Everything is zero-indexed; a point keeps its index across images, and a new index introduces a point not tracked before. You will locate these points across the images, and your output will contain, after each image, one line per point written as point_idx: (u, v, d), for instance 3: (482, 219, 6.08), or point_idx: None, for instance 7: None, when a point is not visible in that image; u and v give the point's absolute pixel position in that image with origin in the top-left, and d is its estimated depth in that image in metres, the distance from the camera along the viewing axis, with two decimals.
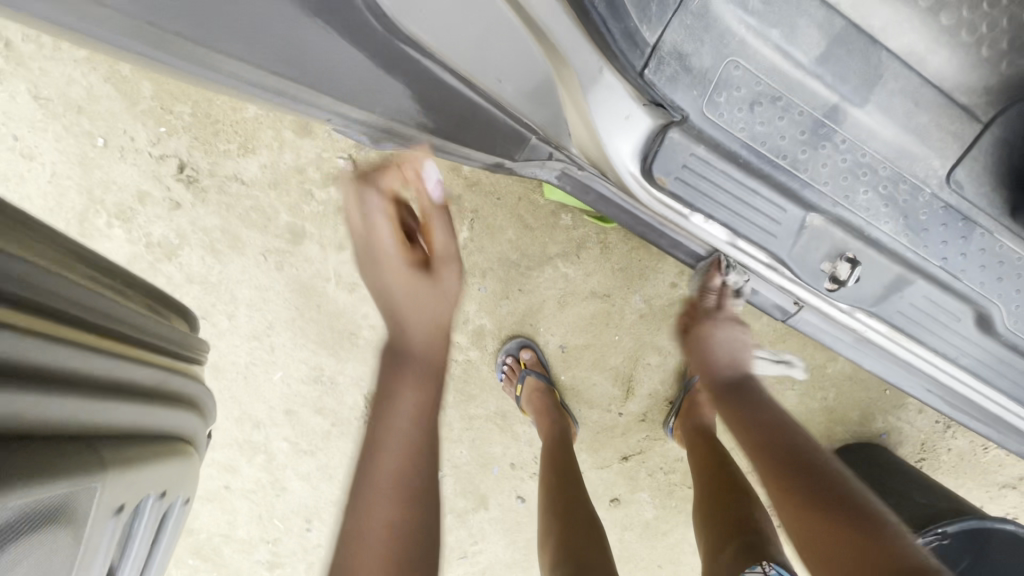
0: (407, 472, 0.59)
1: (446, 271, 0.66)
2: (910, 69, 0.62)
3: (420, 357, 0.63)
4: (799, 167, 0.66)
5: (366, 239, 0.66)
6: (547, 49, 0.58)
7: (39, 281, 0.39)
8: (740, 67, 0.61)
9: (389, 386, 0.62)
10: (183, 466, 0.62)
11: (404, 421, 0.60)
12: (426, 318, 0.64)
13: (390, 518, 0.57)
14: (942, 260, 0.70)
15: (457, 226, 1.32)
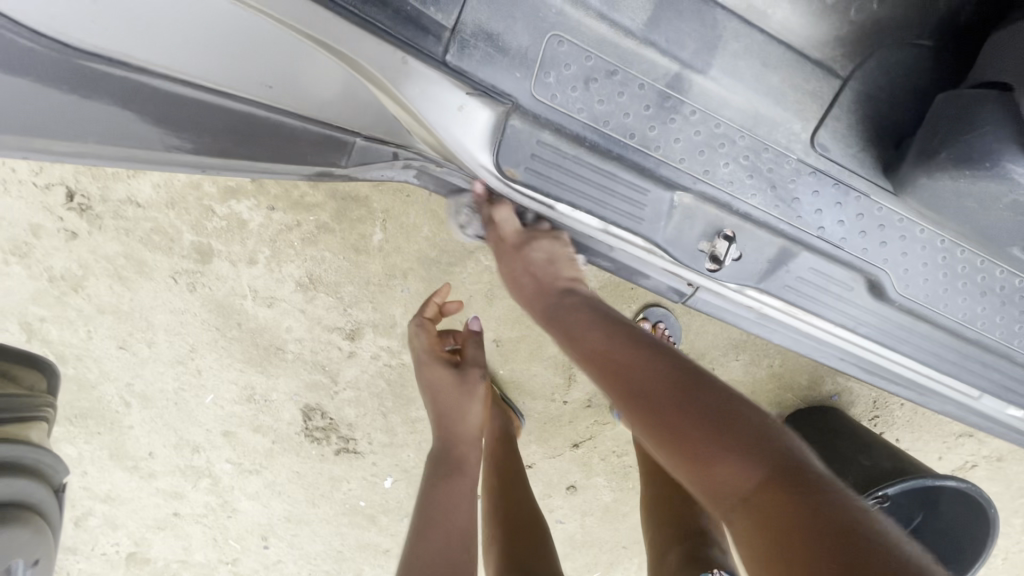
0: (465, 518, 0.81)
1: (474, 395, 0.95)
2: (752, 26, 0.56)
3: (466, 452, 0.90)
4: (651, 145, 0.60)
5: (420, 352, 1.00)
6: (330, 50, 0.52)
7: None
8: (564, 41, 0.55)
9: (443, 456, 0.89)
10: (7, 535, 0.57)
11: (465, 496, 0.84)
12: (467, 421, 0.93)
13: (459, 542, 0.77)
14: (819, 229, 0.65)
15: (370, 228, 1.26)
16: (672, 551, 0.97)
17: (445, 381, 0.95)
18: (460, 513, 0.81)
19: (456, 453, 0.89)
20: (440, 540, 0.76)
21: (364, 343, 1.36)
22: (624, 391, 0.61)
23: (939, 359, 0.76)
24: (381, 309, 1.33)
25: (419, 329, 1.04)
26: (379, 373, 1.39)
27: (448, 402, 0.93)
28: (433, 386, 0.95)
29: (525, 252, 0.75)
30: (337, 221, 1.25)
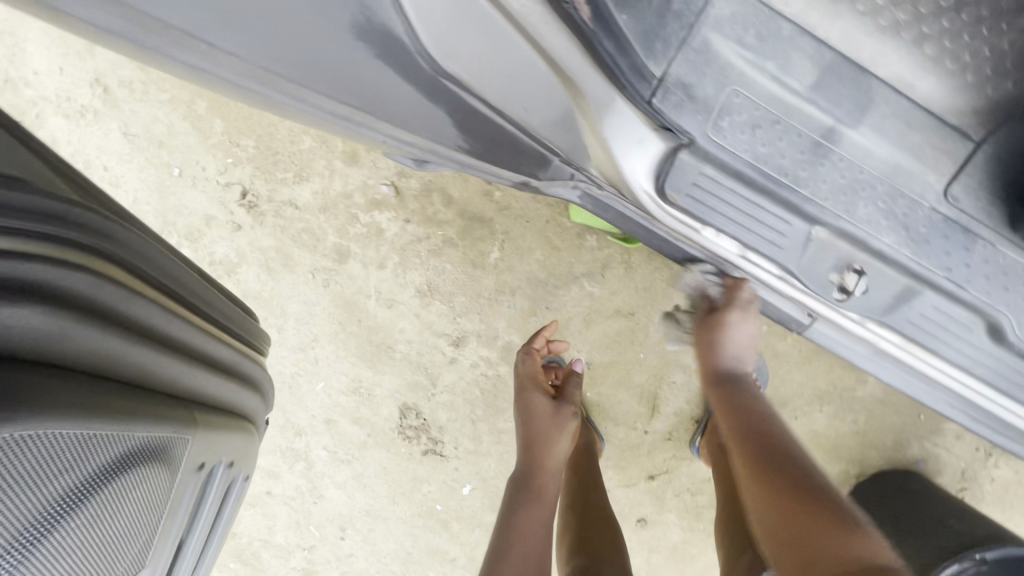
0: (534, 530, 0.94)
1: (565, 433, 1.09)
2: (900, 94, 0.68)
3: (550, 478, 1.03)
4: (801, 183, 0.71)
5: (523, 380, 1.17)
6: (566, 82, 0.64)
7: (137, 250, 0.46)
8: (740, 95, 0.68)
9: (529, 479, 1.02)
10: (247, 441, 0.69)
11: (539, 512, 0.97)
12: (555, 450, 1.06)
13: (525, 546, 0.91)
14: (947, 270, 0.73)
15: (489, 247, 1.41)
16: (744, 555, 1.00)
17: (541, 413, 1.10)
18: (532, 527, 0.94)
19: (540, 475, 1.03)
20: (514, 546, 0.91)
21: (467, 351, 1.48)
22: (757, 458, 0.73)
23: None
24: (486, 322, 1.46)
25: (523, 359, 1.24)
26: (475, 381, 1.51)
27: (542, 434, 1.07)
28: (531, 412, 1.11)
29: (728, 329, 0.90)
30: (462, 237, 1.41)
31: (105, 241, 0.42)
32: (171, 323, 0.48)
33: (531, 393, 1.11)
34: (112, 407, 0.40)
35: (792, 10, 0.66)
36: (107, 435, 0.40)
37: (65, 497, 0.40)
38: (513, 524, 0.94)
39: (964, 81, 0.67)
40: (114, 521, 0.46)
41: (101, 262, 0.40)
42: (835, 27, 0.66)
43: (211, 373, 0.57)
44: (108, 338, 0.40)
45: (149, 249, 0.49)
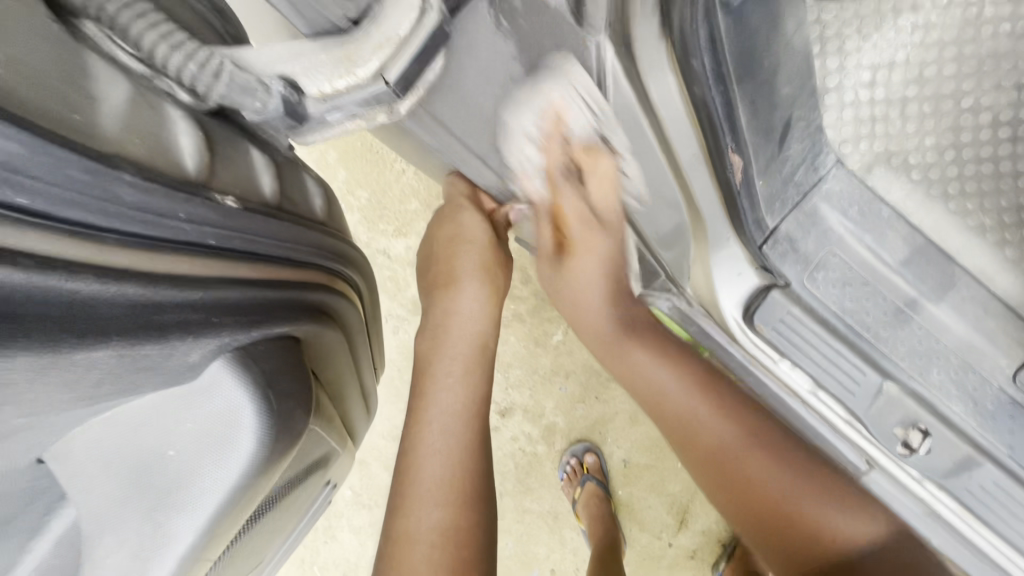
0: (447, 426, 0.59)
1: (484, 274, 0.69)
2: (980, 283, 0.77)
3: (462, 340, 0.65)
4: (880, 340, 0.80)
5: (443, 214, 0.72)
6: (694, 213, 0.69)
7: (365, 273, 0.50)
8: (837, 255, 0.78)
9: (432, 369, 0.63)
10: (348, 466, 0.69)
11: (448, 397, 0.60)
12: (478, 305, 0.68)
13: (446, 460, 0.57)
14: (1009, 449, 0.78)
15: (554, 328, 1.49)
16: None
17: (470, 237, 0.70)
18: (444, 413, 0.59)
19: (457, 345, 0.64)
20: (428, 463, 0.56)
21: (510, 423, 1.53)
22: (694, 456, 0.65)
23: None
24: (536, 398, 1.52)
25: (454, 191, 0.72)
26: (511, 454, 1.54)
27: (472, 281, 0.68)
28: (452, 263, 0.69)
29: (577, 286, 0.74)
30: (530, 314, 1.50)
31: (350, 264, 0.45)
32: (361, 347, 0.53)
33: (466, 213, 0.71)
34: (326, 411, 0.43)
35: (893, 196, 0.77)
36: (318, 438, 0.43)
37: (277, 496, 0.42)
38: (417, 427, 0.58)
39: None
40: (278, 520, 0.48)
41: (342, 280, 0.43)
42: (929, 218, 0.77)
43: (356, 396, 0.60)
44: (337, 343, 0.43)
45: (370, 274, 0.53)
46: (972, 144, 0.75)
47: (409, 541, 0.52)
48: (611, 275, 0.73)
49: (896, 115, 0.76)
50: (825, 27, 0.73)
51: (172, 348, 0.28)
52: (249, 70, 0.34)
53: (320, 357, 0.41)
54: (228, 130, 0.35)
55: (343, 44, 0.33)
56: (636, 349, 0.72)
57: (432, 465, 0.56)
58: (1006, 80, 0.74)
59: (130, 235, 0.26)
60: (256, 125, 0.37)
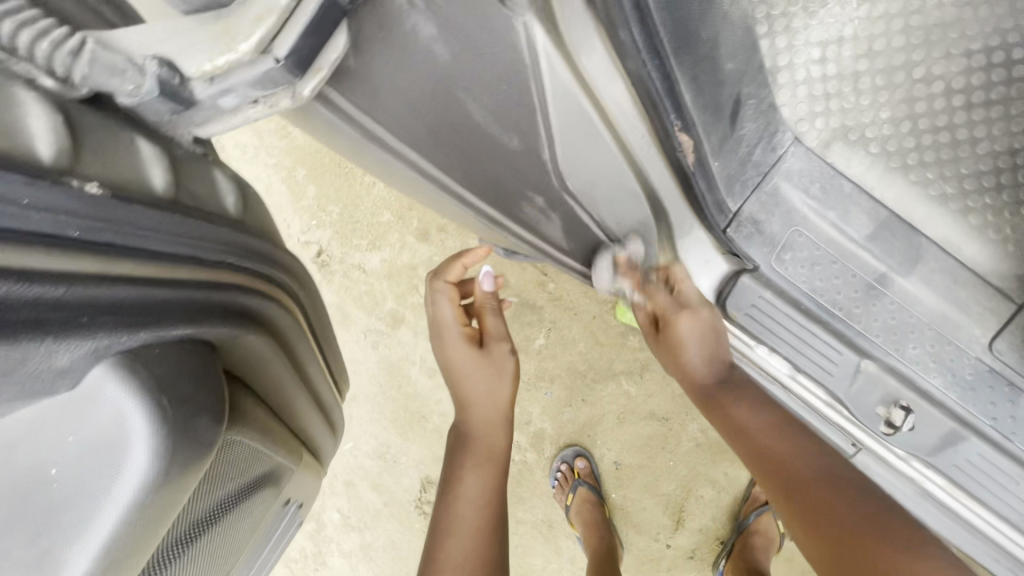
0: (472, 514, 0.64)
1: (490, 387, 0.73)
2: (948, 253, 0.76)
3: (481, 424, 0.71)
4: (854, 318, 0.78)
5: (437, 339, 0.79)
6: (653, 200, 0.68)
7: (301, 276, 0.48)
8: (803, 234, 0.77)
9: (461, 461, 0.69)
10: (314, 481, 0.67)
11: (472, 486, 0.66)
12: (487, 405, 0.73)
13: (464, 551, 0.61)
14: (993, 419, 0.77)
15: (535, 333, 1.47)
16: None
17: (456, 360, 0.74)
18: (468, 501, 0.65)
19: (483, 441, 0.71)
20: (453, 554, 0.60)
21: None
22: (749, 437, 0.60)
23: None
24: (522, 405, 1.49)
25: (436, 311, 0.79)
26: None
27: (478, 386, 0.72)
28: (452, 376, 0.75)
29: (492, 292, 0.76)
30: (511, 320, 1.47)
31: (277, 263, 0.43)
32: (306, 350, 0.50)
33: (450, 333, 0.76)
34: (256, 421, 0.41)
35: (853, 170, 0.76)
36: (247, 455, 0.41)
37: (203, 526, 0.39)
38: (450, 519, 0.64)
39: (1006, 250, 0.75)
40: (226, 544, 0.46)
41: (265, 281, 0.40)
42: (891, 191, 0.76)
43: (311, 409, 0.57)
44: (265, 348, 0.40)
45: (308, 276, 0.51)
46: (927, 114, 0.75)
47: None
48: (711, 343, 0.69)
49: (850, 91, 0.75)
50: (770, 8, 0.73)
51: (30, 351, 0.25)
52: (120, 49, 0.28)
53: (239, 363, 0.38)
54: (101, 122, 0.28)
55: (221, 18, 0.29)
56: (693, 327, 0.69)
57: (454, 554, 0.60)
58: (954, 48, 0.73)
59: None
60: (142, 118, 0.31)
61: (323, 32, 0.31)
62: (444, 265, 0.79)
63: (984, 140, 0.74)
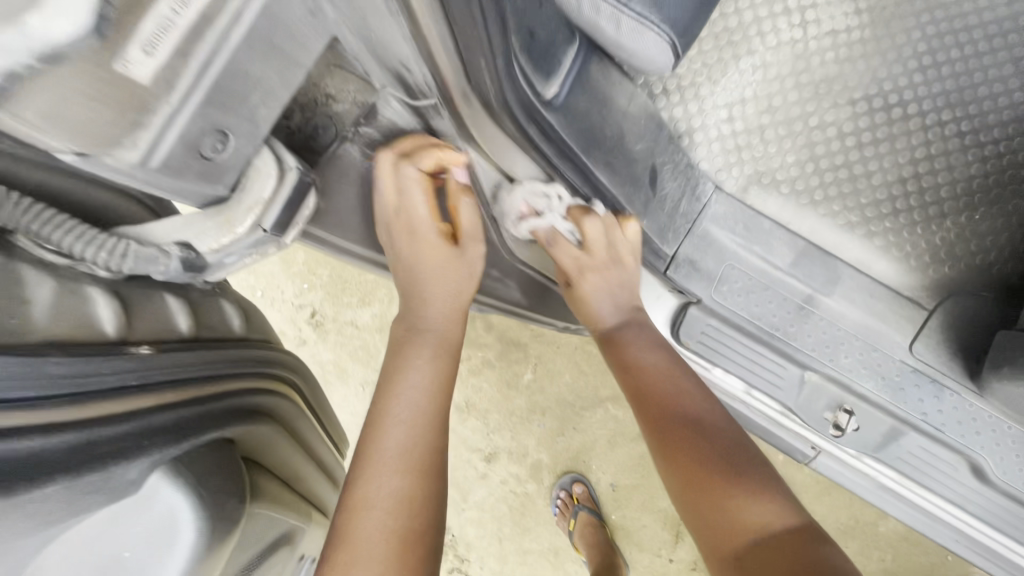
0: (406, 415, 0.57)
1: (455, 283, 0.63)
2: (862, 272, 0.87)
3: (438, 317, 0.63)
4: (791, 335, 0.88)
5: (382, 227, 0.61)
6: None
7: (298, 366, 0.58)
8: (736, 267, 0.88)
9: (400, 352, 0.61)
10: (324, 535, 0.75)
11: (413, 383, 0.59)
12: (440, 302, 0.63)
13: (394, 464, 0.55)
14: (923, 414, 0.87)
15: (523, 369, 1.56)
16: None
17: (423, 253, 0.62)
18: (408, 400, 0.58)
19: (435, 329, 0.62)
20: (385, 456, 0.55)
21: (497, 467, 1.57)
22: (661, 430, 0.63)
23: None
24: (518, 439, 1.57)
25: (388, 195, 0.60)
26: (503, 498, 1.57)
27: (434, 283, 0.63)
28: (410, 266, 0.62)
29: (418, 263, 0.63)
30: (499, 359, 1.57)
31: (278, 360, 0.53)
32: (307, 425, 0.60)
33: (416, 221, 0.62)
34: (270, 494, 0.50)
35: (769, 210, 0.87)
36: (264, 525, 0.50)
37: None
38: (383, 402, 0.58)
39: (911, 264, 0.86)
40: None
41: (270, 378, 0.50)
42: (805, 223, 0.87)
43: (315, 472, 0.66)
44: (272, 433, 0.49)
45: (304, 364, 0.61)
46: (827, 155, 0.86)
47: (364, 512, 0.53)
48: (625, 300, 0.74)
49: (758, 141, 0.87)
50: (679, 80, 0.86)
51: (109, 472, 0.33)
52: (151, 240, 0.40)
53: (253, 448, 0.48)
54: (141, 292, 0.40)
55: (222, 210, 0.40)
56: (636, 331, 0.72)
57: (392, 446, 0.55)
58: (840, 98, 0.86)
59: (54, 393, 0.31)
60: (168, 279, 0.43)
61: (296, 199, 0.43)
62: (401, 144, 0.59)
63: (877, 172, 0.85)
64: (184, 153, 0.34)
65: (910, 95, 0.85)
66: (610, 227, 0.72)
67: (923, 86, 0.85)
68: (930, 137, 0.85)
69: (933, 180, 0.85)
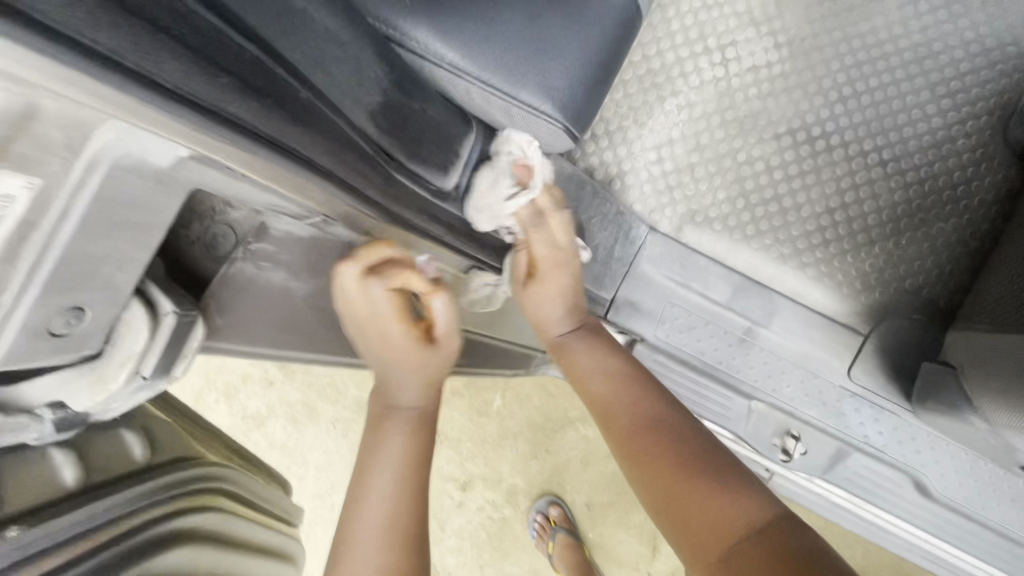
0: (378, 515, 0.54)
1: (417, 366, 0.59)
2: (798, 302, 0.88)
3: (409, 397, 0.59)
4: (734, 368, 0.89)
5: (348, 330, 0.58)
6: None
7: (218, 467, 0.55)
8: (676, 305, 0.89)
9: (368, 453, 0.57)
10: None
11: (382, 483, 0.55)
12: (406, 394, 0.59)
13: (376, 564, 0.52)
14: (864, 436, 0.89)
15: (492, 395, 1.57)
16: None
17: (387, 348, 0.58)
18: (376, 504, 0.54)
19: (406, 413, 0.58)
20: (357, 556, 0.52)
21: (473, 495, 1.57)
22: (623, 447, 0.63)
23: (992, 555, 0.90)
24: (491, 465, 1.57)
25: (352, 303, 0.55)
26: (481, 525, 1.58)
27: (401, 373, 0.59)
28: (369, 353, 0.59)
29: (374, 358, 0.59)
30: (467, 387, 1.56)
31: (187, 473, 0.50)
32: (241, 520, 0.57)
33: (372, 323, 0.57)
34: None
35: (704, 247, 0.88)
36: None
37: None
38: (351, 514, 0.54)
39: (843, 292, 0.88)
40: None
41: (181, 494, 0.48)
42: (740, 259, 0.88)
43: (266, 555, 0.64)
44: None
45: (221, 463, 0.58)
46: (756, 189, 0.87)
47: None
48: (579, 317, 0.73)
49: (689, 180, 0.87)
50: (607, 124, 0.86)
51: None
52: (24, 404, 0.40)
53: None
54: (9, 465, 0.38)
55: (96, 367, 0.42)
56: (579, 346, 0.71)
57: (354, 571, 0.51)
58: (766, 133, 0.87)
59: None
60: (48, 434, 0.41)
61: (177, 344, 0.45)
62: (359, 261, 0.54)
63: (805, 205, 0.87)
64: (32, 338, 0.37)
65: (832, 126, 0.86)
66: (552, 241, 0.70)
67: (844, 117, 0.86)
68: (854, 167, 0.86)
69: (860, 209, 0.86)
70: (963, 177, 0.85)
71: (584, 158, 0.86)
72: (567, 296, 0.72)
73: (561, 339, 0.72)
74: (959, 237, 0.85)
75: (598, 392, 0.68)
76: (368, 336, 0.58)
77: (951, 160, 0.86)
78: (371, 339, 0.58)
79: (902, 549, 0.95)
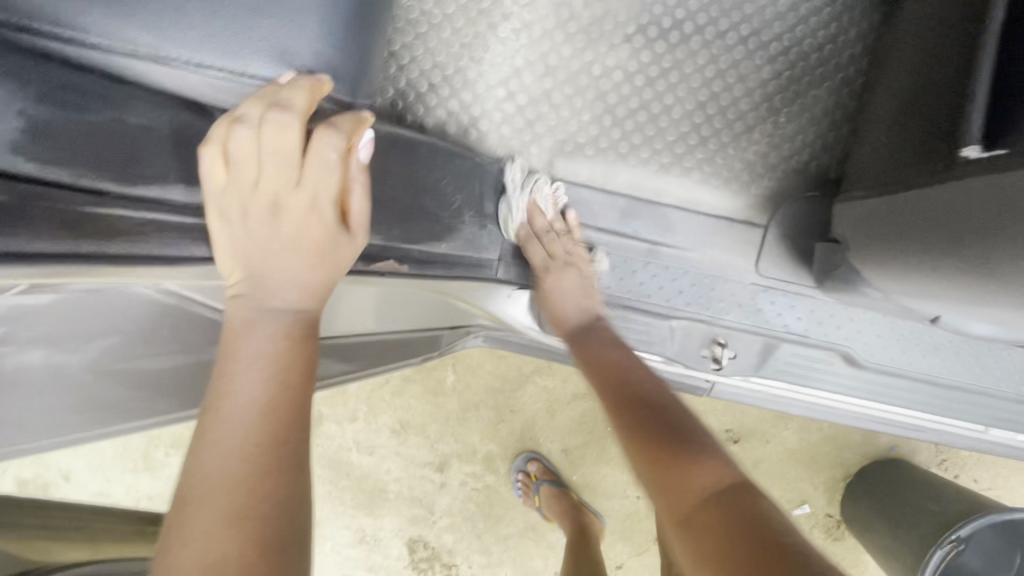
0: (244, 426, 0.42)
1: (306, 241, 0.47)
2: (690, 209, 0.84)
3: (282, 290, 0.46)
4: (645, 294, 0.84)
5: (243, 197, 0.46)
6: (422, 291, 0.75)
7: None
8: (572, 245, 0.82)
9: (226, 366, 0.44)
10: None
11: (245, 390, 0.43)
12: (279, 289, 0.46)
13: (237, 495, 0.40)
14: (786, 326, 0.86)
15: (443, 372, 1.40)
16: None
17: (289, 223, 0.46)
18: (239, 421, 0.42)
19: (279, 313, 0.46)
20: (217, 477, 0.40)
21: (452, 473, 1.43)
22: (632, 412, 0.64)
23: (929, 403, 0.90)
24: (462, 441, 1.42)
25: (260, 156, 0.46)
26: (468, 498, 1.44)
27: (286, 252, 0.46)
28: (254, 225, 0.46)
29: (264, 242, 0.46)
30: (416, 370, 1.40)
31: None
32: None
33: (294, 186, 0.47)
34: None
35: (582, 176, 0.82)
36: None
37: None
38: (204, 438, 0.42)
39: (734, 187, 0.83)
40: None
41: None
42: (622, 178, 0.82)
43: None
44: None
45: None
46: (620, 102, 0.80)
47: None
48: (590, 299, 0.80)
49: (548, 109, 0.80)
50: (443, 70, 0.77)
51: None
52: None
53: None
54: None
55: None
56: (613, 345, 0.74)
57: (207, 509, 0.39)
58: (614, 38, 0.79)
59: None
60: None
61: None
62: (303, 98, 0.45)
63: (675, 105, 0.80)
64: None
65: (682, 14, 0.79)
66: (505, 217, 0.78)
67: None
68: (715, 52, 0.79)
69: (731, 96, 0.80)
70: (827, 36, 0.80)
71: (429, 115, 0.78)
72: (585, 294, 0.80)
73: (577, 329, 0.77)
74: (836, 101, 0.80)
75: (619, 371, 0.70)
76: (247, 211, 0.46)
77: (812, 20, 0.79)
78: (257, 215, 0.46)
79: (846, 418, 0.95)
